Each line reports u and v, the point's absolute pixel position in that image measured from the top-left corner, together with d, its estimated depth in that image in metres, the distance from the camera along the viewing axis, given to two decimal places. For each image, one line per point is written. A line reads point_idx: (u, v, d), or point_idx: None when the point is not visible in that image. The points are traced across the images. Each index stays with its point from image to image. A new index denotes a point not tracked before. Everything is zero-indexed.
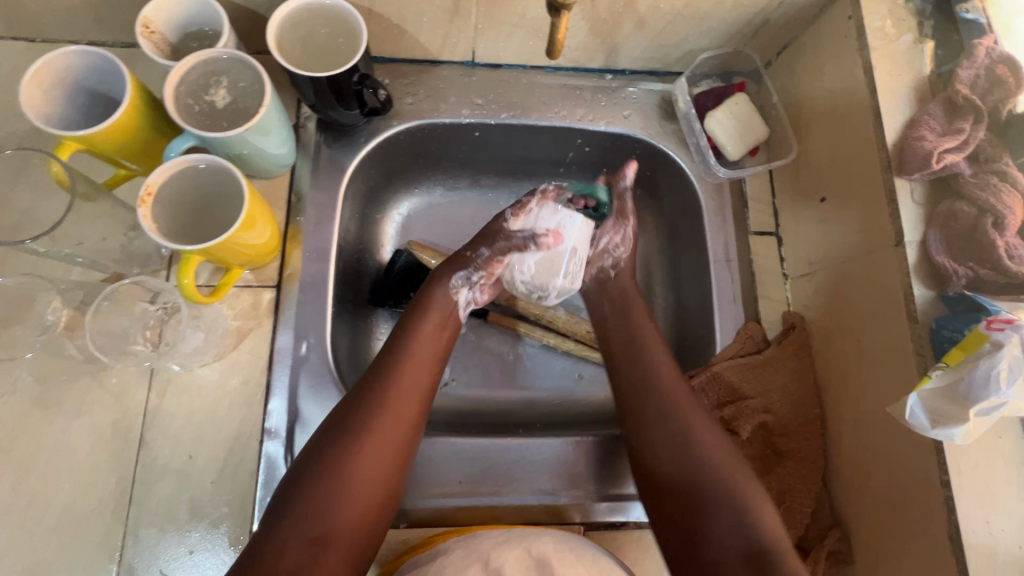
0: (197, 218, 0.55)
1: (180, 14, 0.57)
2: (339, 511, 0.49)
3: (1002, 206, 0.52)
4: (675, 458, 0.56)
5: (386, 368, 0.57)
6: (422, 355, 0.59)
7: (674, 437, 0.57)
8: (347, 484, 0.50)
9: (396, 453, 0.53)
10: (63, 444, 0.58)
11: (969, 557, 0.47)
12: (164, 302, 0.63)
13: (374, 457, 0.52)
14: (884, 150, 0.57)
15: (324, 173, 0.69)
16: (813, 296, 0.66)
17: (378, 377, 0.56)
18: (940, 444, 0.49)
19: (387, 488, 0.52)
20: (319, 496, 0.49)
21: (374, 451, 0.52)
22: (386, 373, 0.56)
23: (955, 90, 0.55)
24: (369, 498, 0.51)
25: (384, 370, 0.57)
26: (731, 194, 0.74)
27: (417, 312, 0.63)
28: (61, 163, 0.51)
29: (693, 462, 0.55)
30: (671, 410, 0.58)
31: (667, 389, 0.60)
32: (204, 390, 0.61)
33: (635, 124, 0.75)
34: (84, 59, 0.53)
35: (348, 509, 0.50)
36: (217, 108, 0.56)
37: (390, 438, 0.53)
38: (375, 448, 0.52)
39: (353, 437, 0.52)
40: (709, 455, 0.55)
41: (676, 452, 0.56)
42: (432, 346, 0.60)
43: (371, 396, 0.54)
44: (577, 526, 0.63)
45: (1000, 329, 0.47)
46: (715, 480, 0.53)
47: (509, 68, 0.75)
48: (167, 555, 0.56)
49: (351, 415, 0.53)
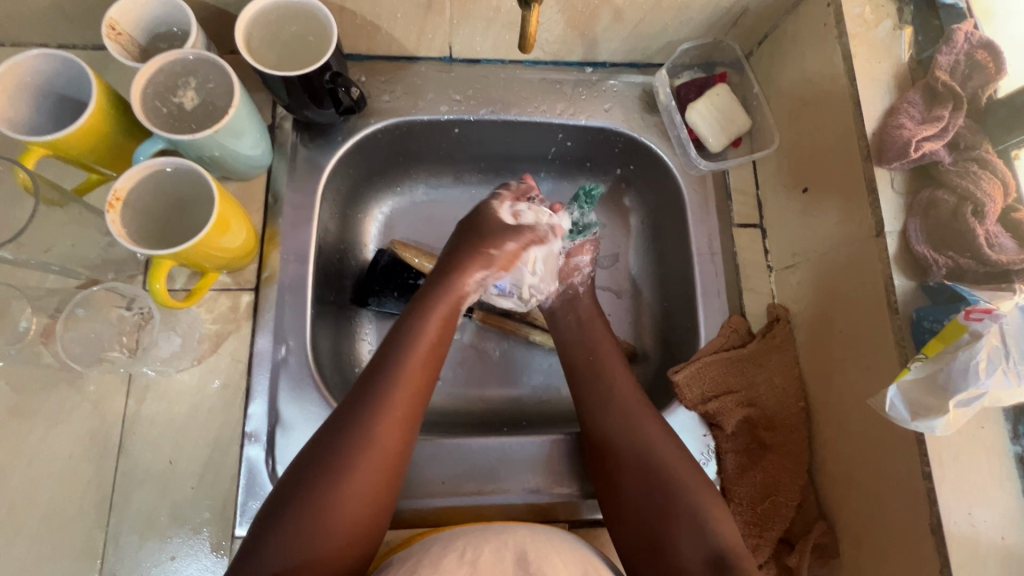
0: (168, 223, 0.55)
1: (146, 15, 0.56)
2: (330, 525, 0.47)
3: (982, 194, 0.51)
4: (631, 469, 0.57)
5: (383, 376, 0.54)
6: (421, 360, 0.57)
7: (633, 445, 0.58)
8: (340, 496, 0.48)
9: (392, 463, 0.52)
10: (41, 453, 0.57)
11: (952, 549, 0.47)
12: (140, 308, 0.62)
13: (371, 469, 0.50)
14: (864, 140, 0.56)
15: (302, 173, 0.68)
16: (797, 288, 0.66)
17: (371, 392, 0.53)
18: (922, 436, 0.49)
19: (382, 499, 0.51)
20: (311, 509, 0.47)
21: (370, 462, 0.50)
22: (384, 381, 0.54)
23: (934, 77, 0.54)
24: (363, 510, 0.49)
25: (383, 378, 0.54)
26: (714, 186, 0.73)
27: (417, 316, 0.60)
28: (27, 170, 0.51)
29: (650, 468, 0.57)
30: (629, 424, 0.60)
31: (628, 406, 0.61)
32: (183, 396, 0.60)
33: (616, 118, 0.74)
34: (50, 63, 0.52)
35: (341, 521, 0.48)
36: (186, 109, 0.55)
37: (387, 449, 0.51)
38: (370, 459, 0.50)
39: (349, 448, 0.50)
40: (673, 469, 0.56)
41: (640, 466, 0.57)
42: (430, 351, 0.58)
43: (370, 405, 0.52)
44: (561, 523, 0.64)
45: (979, 319, 0.46)
46: (674, 486, 0.55)
47: (487, 63, 0.74)
48: (148, 562, 0.56)
49: (339, 435, 0.50)
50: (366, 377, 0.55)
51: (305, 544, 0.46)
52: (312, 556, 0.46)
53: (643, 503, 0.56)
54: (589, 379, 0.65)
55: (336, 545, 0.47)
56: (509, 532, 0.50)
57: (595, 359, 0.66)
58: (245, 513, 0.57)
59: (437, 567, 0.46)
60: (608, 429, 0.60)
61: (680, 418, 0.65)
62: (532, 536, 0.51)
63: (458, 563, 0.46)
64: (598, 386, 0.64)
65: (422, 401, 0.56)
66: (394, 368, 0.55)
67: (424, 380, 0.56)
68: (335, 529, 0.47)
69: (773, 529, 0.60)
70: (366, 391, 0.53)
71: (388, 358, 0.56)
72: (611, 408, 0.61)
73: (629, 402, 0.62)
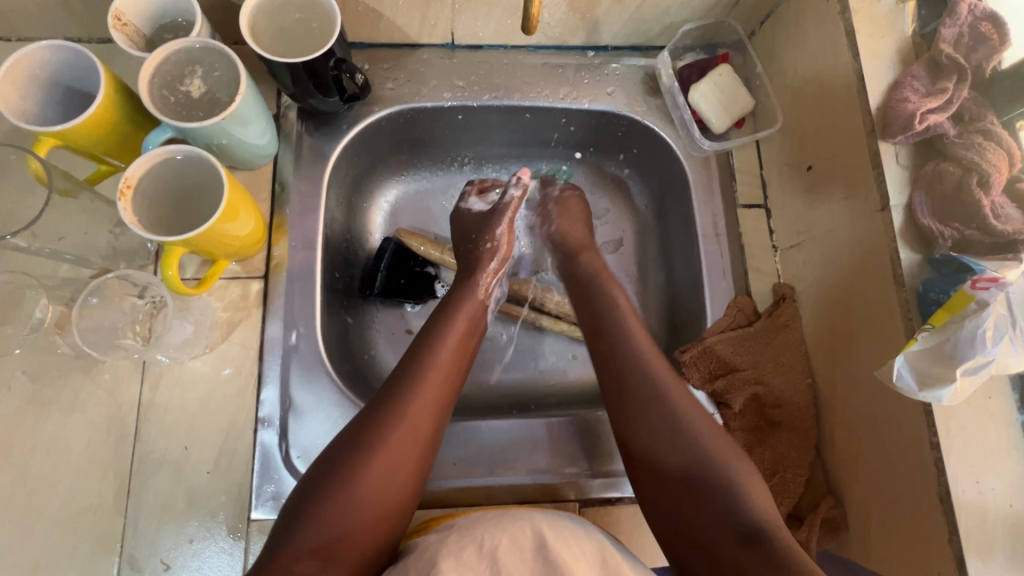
0: (178, 211, 0.56)
1: (152, 5, 0.57)
2: (363, 500, 0.48)
3: (987, 164, 0.51)
4: (662, 454, 0.53)
5: (418, 363, 0.57)
6: (453, 349, 0.59)
7: (673, 435, 0.53)
8: (374, 472, 0.49)
9: (422, 446, 0.52)
10: (59, 439, 0.58)
11: (960, 517, 0.47)
12: (153, 296, 0.63)
13: (405, 448, 0.51)
14: (868, 114, 0.56)
15: (308, 161, 0.69)
16: (803, 266, 0.66)
17: (402, 383, 0.55)
18: (929, 406, 0.49)
19: (413, 480, 0.51)
20: (345, 484, 0.48)
21: (404, 442, 0.51)
22: (418, 366, 0.56)
23: (938, 50, 0.54)
24: (395, 489, 0.50)
25: (421, 362, 0.56)
26: (718, 167, 0.73)
27: (444, 317, 0.62)
28: (39, 159, 0.51)
29: (687, 452, 0.52)
30: (653, 397, 0.55)
31: (659, 375, 0.57)
32: (196, 382, 0.61)
33: (619, 101, 0.74)
34: (58, 54, 0.53)
35: (372, 498, 0.48)
36: (193, 98, 0.56)
37: (419, 430, 0.53)
38: (403, 439, 0.51)
39: (383, 428, 0.51)
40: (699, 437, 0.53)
41: (669, 437, 0.53)
42: (460, 342, 0.60)
43: (406, 388, 0.54)
44: (572, 504, 0.63)
45: (986, 288, 0.46)
46: (716, 470, 0.51)
47: (490, 48, 0.74)
48: (167, 545, 0.57)
49: (370, 423, 0.52)
50: (402, 365, 0.57)
51: (336, 521, 0.47)
52: (346, 532, 0.47)
53: (680, 491, 0.51)
54: (625, 348, 0.59)
55: (368, 522, 0.48)
56: (527, 519, 0.50)
57: (625, 323, 0.61)
58: (261, 496, 0.58)
59: (456, 559, 0.45)
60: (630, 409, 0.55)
61: (688, 397, 0.66)
62: (549, 522, 0.50)
63: (478, 555, 0.46)
64: (630, 360, 0.58)
65: (454, 389, 0.58)
66: (428, 355, 0.57)
67: (455, 368, 0.58)
68: (367, 506, 0.48)
69: (781, 504, 0.61)
70: (401, 377, 0.55)
71: (423, 346, 0.58)
72: (647, 378, 0.56)
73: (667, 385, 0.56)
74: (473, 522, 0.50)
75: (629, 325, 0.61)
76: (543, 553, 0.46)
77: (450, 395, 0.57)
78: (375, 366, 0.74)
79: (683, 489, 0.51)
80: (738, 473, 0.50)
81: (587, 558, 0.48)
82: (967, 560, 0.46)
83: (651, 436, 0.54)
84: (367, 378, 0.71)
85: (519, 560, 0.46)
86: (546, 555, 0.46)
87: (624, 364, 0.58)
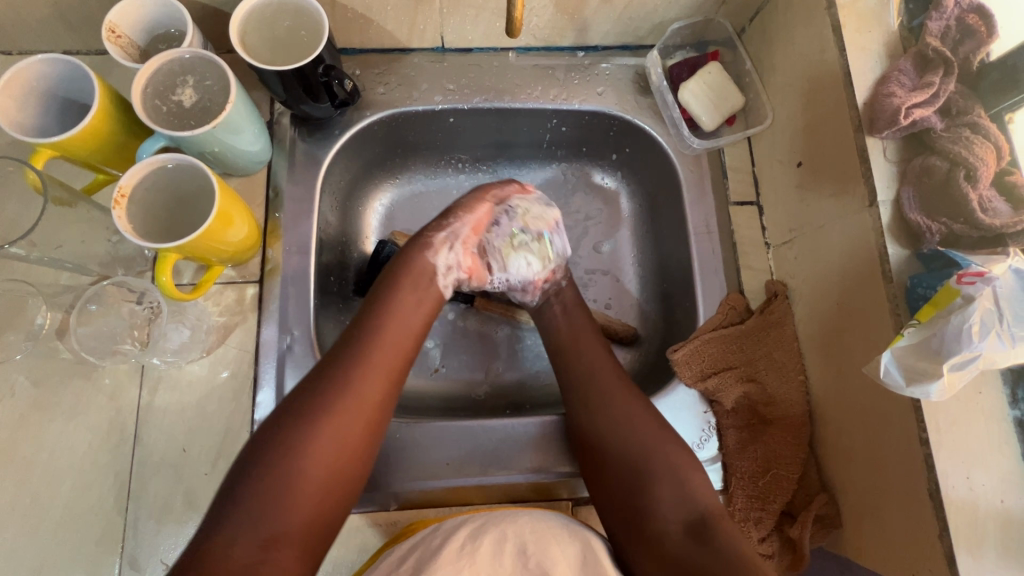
0: (171, 218, 0.56)
1: (144, 16, 0.58)
2: (307, 473, 0.48)
3: (974, 158, 0.50)
4: (614, 451, 0.58)
5: (365, 333, 0.56)
6: (405, 320, 0.58)
7: (617, 429, 0.58)
8: (318, 446, 0.49)
9: (365, 420, 0.52)
10: (62, 443, 0.60)
11: (951, 515, 0.47)
12: (150, 302, 0.64)
13: (349, 423, 0.51)
14: (855, 110, 0.56)
15: (301, 167, 0.70)
16: (795, 263, 0.66)
17: (343, 355, 0.54)
18: (918, 402, 0.49)
19: (359, 453, 0.51)
20: (288, 457, 0.48)
21: (348, 415, 0.51)
22: (362, 339, 0.55)
23: (925, 43, 0.54)
24: (339, 465, 0.50)
25: (363, 335, 0.55)
26: (710, 164, 0.73)
27: (390, 286, 0.60)
28: (37, 170, 0.52)
29: (633, 446, 0.57)
30: (602, 390, 0.61)
31: (609, 375, 0.63)
32: (194, 385, 0.62)
33: (609, 100, 0.74)
34: (53, 67, 0.54)
35: (317, 471, 0.49)
36: (186, 107, 0.57)
37: (364, 401, 0.52)
38: (348, 412, 0.51)
39: (326, 399, 0.51)
40: (644, 431, 0.58)
41: (620, 430, 0.58)
42: (410, 310, 0.59)
43: (347, 362, 0.53)
44: (565, 503, 0.65)
45: (970, 283, 0.46)
46: (658, 457, 0.56)
47: (479, 51, 0.75)
48: (167, 545, 0.58)
49: (309, 400, 0.51)
50: (346, 336, 0.56)
51: (278, 497, 0.47)
52: (289, 508, 0.47)
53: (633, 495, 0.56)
54: (580, 373, 0.64)
55: (310, 497, 0.48)
56: (511, 522, 0.50)
57: (574, 358, 0.65)
58: None
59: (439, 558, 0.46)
60: (595, 416, 0.60)
61: (680, 396, 0.66)
62: (533, 525, 0.50)
63: (460, 555, 0.46)
64: (582, 378, 0.63)
65: (405, 361, 0.56)
66: (376, 326, 0.56)
67: (406, 340, 0.57)
68: (310, 481, 0.48)
69: (775, 502, 0.60)
70: (346, 348, 0.54)
71: (370, 317, 0.57)
72: (606, 406, 0.60)
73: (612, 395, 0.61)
74: (460, 524, 0.50)
75: (586, 352, 0.65)
76: (523, 560, 0.48)
77: (402, 364, 0.56)
78: None
79: (631, 476, 0.56)
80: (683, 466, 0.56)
81: (568, 562, 0.48)
82: (958, 556, 0.46)
83: (603, 436, 0.59)
84: None
85: (497, 565, 0.47)
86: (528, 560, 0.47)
87: (581, 374, 0.64)
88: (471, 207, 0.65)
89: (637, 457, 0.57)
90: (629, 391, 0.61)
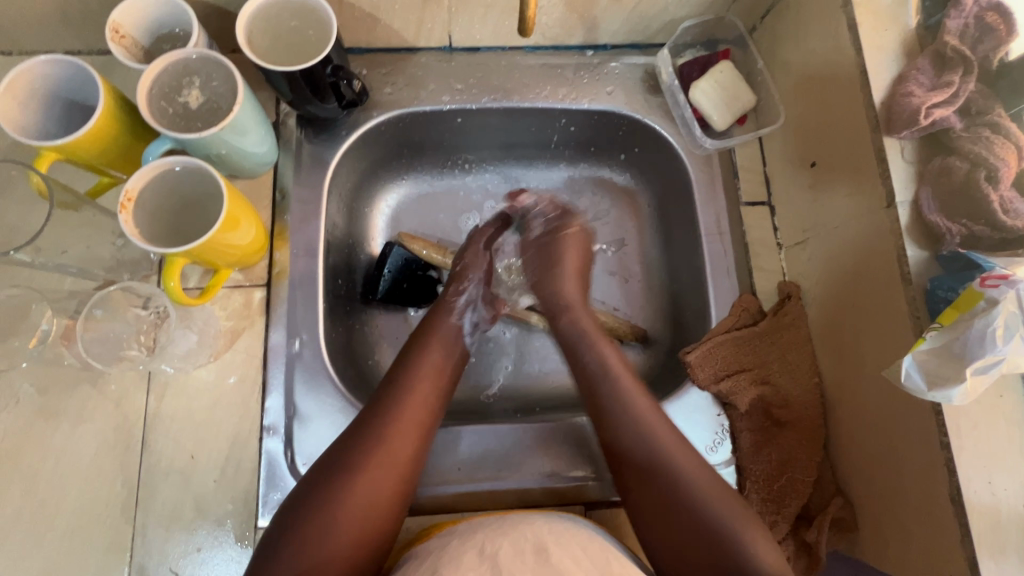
0: (178, 222, 0.56)
1: (148, 16, 0.57)
2: (343, 522, 0.48)
3: (995, 158, 0.50)
4: (669, 501, 0.52)
5: (399, 386, 0.57)
6: (435, 372, 0.59)
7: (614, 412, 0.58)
8: (354, 496, 0.49)
9: (398, 475, 0.52)
10: (67, 451, 0.59)
11: (973, 520, 0.46)
12: (156, 307, 0.62)
13: (386, 475, 0.51)
14: (872, 110, 0.55)
15: (307, 169, 0.69)
16: (808, 264, 0.65)
17: (376, 409, 0.55)
18: (938, 406, 0.48)
19: (394, 503, 0.51)
20: (325, 507, 0.48)
21: (385, 468, 0.51)
22: (396, 392, 0.56)
23: (943, 42, 0.53)
24: (375, 516, 0.50)
25: (396, 388, 0.56)
26: (721, 164, 0.72)
27: (421, 341, 0.61)
28: (41, 174, 0.51)
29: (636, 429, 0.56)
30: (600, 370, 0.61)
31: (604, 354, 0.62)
32: (202, 391, 0.61)
33: (619, 100, 0.74)
34: (57, 68, 0.53)
35: (353, 521, 0.48)
36: (192, 108, 0.56)
37: (399, 455, 0.52)
38: (382, 464, 0.51)
39: (361, 453, 0.51)
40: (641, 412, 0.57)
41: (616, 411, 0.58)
42: (440, 364, 0.60)
43: (382, 415, 0.54)
44: (577, 508, 0.63)
45: (994, 285, 0.46)
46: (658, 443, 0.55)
47: (488, 50, 0.74)
48: (176, 553, 0.57)
49: (344, 454, 0.51)
50: (381, 389, 0.57)
51: (315, 545, 0.46)
52: (328, 555, 0.47)
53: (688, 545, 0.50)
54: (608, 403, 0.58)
55: (348, 544, 0.48)
56: (528, 524, 0.50)
57: (606, 375, 0.60)
58: (267, 504, 0.59)
59: (458, 563, 0.46)
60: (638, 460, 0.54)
61: (692, 399, 0.65)
62: (550, 528, 0.50)
63: (479, 559, 0.46)
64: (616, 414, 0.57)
65: (435, 414, 0.57)
66: (408, 378, 0.57)
67: (436, 392, 0.58)
68: (346, 528, 0.48)
69: (790, 505, 0.60)
70: (379, 401, 0.55)
71: (402, 370, 0.58)
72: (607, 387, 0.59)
73: (659, 432, 0.55)
74: (475, 529, 0.50)
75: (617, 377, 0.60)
76: (543, 558, 0.46)
77: (432, 415, 0.57)
78: (379, 371, 0.74)
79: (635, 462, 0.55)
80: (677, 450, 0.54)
81: (588, 559, 0.47)
82: (981, 561, 0.46)
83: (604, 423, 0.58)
84: (372, 385, 0.71)
85: (521, 563, 0.45)
86: (547, 557, 0.46)
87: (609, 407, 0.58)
88: (472, 261, 0.70)
89: (688, 505, 0.51)
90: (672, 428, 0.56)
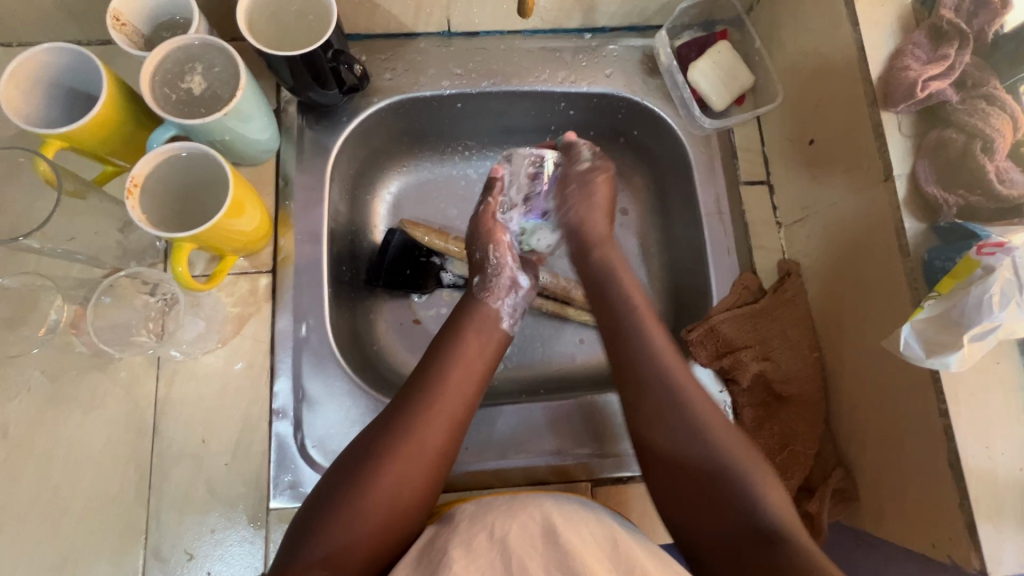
0: (184, 207, 0.56)
1: (148, 3, 0.57)
2: (372, 507, 0.49)
3: (990, 130, 0.51)
4: (667, 469, 0.52)
5: (431, 376, 0.57)
6: (469, 360, 0.59)
7: (642, 334, 0.59)
8: (381, 485, 0.50)
9: (432, 457, 0.53)
10: (78, 437, 0.60)
11: (970, 482, 0.47)
12: (164, 294, 0.63)
13: (418, 458, 0.52)
14: (869, 85, 0.56)
15: (310, 155, 0.69)
16: (808, 242, 0.66)
17: (410, 398, 0.55)
18: (936, 374, 0.49)
19: (424, 491, 0.52)
20: (356, 493, 0.49)
21: (417, 450, 0.52)
22: (430, 381, 0.56)
23: (939, 16, 0.54)
24: (404, 499, 0.50)
25: (430, 376, 0.57)
26: (719, 144, 0.73)
27: (453, 334, 0.61)
28: (47, 161, 0.52)
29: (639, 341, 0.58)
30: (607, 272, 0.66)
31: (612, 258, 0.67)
32: (209, 376, 0.62)
33: (618, 83, 0.74)
34: (59, 56, 0.53)
35: (383, 505, 0.49)
36: (195, 94, 0.56)
37: (428, 445, 0.53)
38: (411, 454, 0.52)
39: (392, 441, 0.52)
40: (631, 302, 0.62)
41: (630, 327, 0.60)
42: (475, 353, 0.60)
43: (417, 403, 0.54)
44: (583, 485, 0.64)
45: (990, 253, 0.47)
46: (653, 369, 0.56)
47: (486, 35, 0.74)
48: (190, 536, 0.58)
49: (376, 440, 0.52)
50: (415, 378, 0.58)
51: (348, 526, 0.48)
52: (358, 537, 0.48)
53: (690, 495, 0.51)
54: (632, 333, 0.59)
55: (372, 531, 0.48)
56: (536, 505, 0.50)
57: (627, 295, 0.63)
58: (279, 486, 0.60)
59: (468, 547, 0.46)
60: (640, 415, 0.55)
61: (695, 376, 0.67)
62: (559, 509, 0.50)
63: (488, 543, 0.46)
64: (646, 375, 0.56)
65: (469, 403, 0.57)
66: (441, 365, 0.58)
67: (468, 384, 0.58)
68: (376, 511, 0.49)
69: (791, 478, 0.61)
70: (412, 389, 0.56)
71: (434, 360, 0.59)
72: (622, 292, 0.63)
73: (683, 386, 0.55)
74: (483, 509, 0.50)
75: (645, 321, 0.60)
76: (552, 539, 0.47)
77: (468, 406, 0.57)
78: (384, 357, 0.74)
79: (644, 389, 0.55)
80: (665, 361, 0.56)
81: (597, 540, 0.48)
82: (978, 524, 0.47)
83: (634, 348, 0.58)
84: (378, 369, 0.72)
85: (531, 547, 0.46)
86: (556, 540, 0.47)
87: (666, 399, 0.54)
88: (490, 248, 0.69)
89: (691, 424, 0.53)
90: (723, 417, 0.54)
